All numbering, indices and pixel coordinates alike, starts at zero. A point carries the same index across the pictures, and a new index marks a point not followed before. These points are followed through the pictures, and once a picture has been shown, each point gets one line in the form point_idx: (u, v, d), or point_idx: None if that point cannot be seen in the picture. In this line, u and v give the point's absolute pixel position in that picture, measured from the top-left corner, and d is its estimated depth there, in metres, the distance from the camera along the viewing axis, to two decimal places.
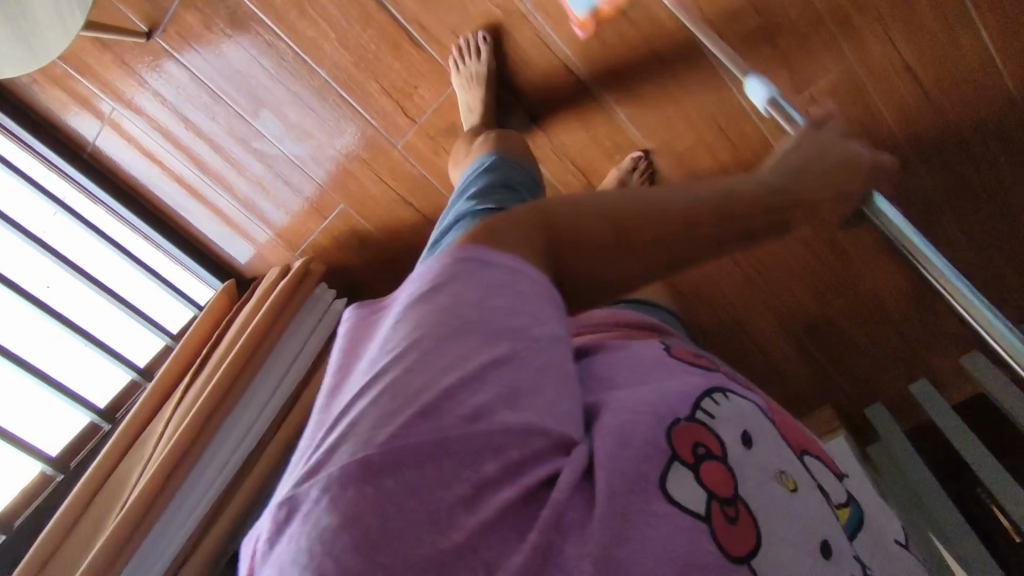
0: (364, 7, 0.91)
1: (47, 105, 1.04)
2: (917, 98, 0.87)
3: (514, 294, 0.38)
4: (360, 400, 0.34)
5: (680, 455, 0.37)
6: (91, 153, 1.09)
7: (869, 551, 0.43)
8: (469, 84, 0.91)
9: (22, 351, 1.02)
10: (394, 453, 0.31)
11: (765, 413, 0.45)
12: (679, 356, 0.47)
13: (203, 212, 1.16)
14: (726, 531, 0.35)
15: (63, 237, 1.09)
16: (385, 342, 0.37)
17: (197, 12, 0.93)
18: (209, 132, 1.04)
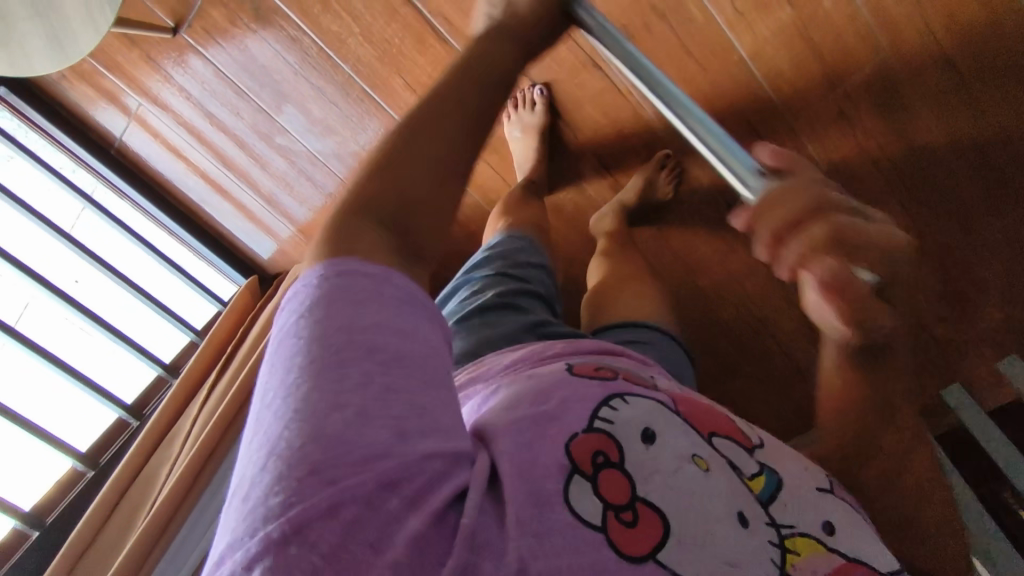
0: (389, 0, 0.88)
1: (76, 100, 1.04)
2: (958, 95, 0.84)
3: (396, 303, 0.34)
4: (253, 469, 0.30)
5: (578, 467, 0.36)
6: (118, 148, 1.10)
7: (793, 507, 0.42)
8: (526, 133, 0.99)
9: (51, 345, 1.04)
10: (294, 520, 0.28)
11: (669, 404, 0.44)
12: (580, 373, 0.45)
13: (227, 208, 1.15)
14: (624, 536, 0.34)
15: (90, 233, 1.10)
16: (270, 386, 0.33)
17: (222, 7, 0.93)
18: (231, 126, 1.04)
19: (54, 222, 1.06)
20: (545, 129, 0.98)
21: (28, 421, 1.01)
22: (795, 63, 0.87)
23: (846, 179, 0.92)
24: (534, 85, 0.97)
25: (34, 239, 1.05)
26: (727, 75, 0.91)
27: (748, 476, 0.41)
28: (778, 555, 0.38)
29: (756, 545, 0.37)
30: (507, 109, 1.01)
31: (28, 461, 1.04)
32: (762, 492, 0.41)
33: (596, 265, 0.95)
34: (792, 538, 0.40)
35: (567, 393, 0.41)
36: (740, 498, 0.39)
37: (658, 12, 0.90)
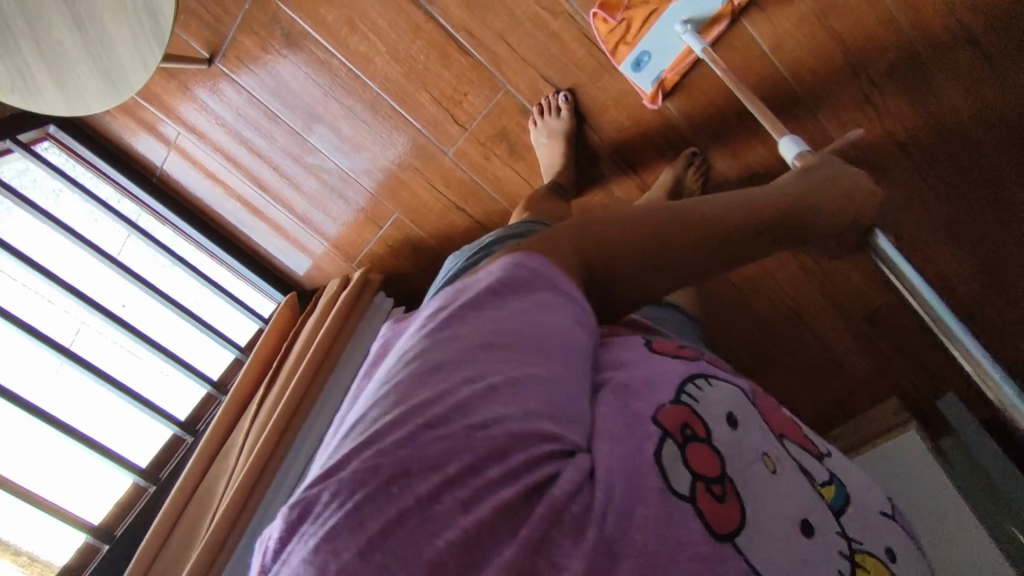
0: (411, 17, 0.93)
1: (122, 132, 1.10)
2: (982, 67, 0.83)
3: (543, 317, 0.41)
4: (376, 409, 0.36)
5: (670, 433, 0.37)
6: (161, 175, 1.16)
7: (863, 525, 0.41)
8: (551, 138, 0.97)
9: (105, 366, 1.07)
10: (401, 460, 0.32)
11: (749, 397, 0.45)
12: (663, 349, 0.47)
13: (262, 227, 1.19)
14: (713, 510, 0.34)
15: (137, 257, 1.15)
16: (413, 350, 0.39)
17: (254, 35, 0.95)
18: (264, 150, 1.07)
19: (103, 249, 1.11)
20: (571, 135, 0.97)
21: (89, 439, 1.03)
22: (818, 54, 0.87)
23: (875, 163, 0.91)
24: (560, 92, 0.97)
25: (84, 267, 1.09)
26: (751, 71, 0.91)
27: (820, 485, 0.41)
28: (849, 562, 0.37)
29: (831, 546, 0.36)
30: (531, 117, 1.00)
31: (90, 477, 1.05)
32: (832, 501, 0.41)
33: None
34: (863, 556, 0.38)
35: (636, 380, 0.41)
36: (817, 502, 0.38)
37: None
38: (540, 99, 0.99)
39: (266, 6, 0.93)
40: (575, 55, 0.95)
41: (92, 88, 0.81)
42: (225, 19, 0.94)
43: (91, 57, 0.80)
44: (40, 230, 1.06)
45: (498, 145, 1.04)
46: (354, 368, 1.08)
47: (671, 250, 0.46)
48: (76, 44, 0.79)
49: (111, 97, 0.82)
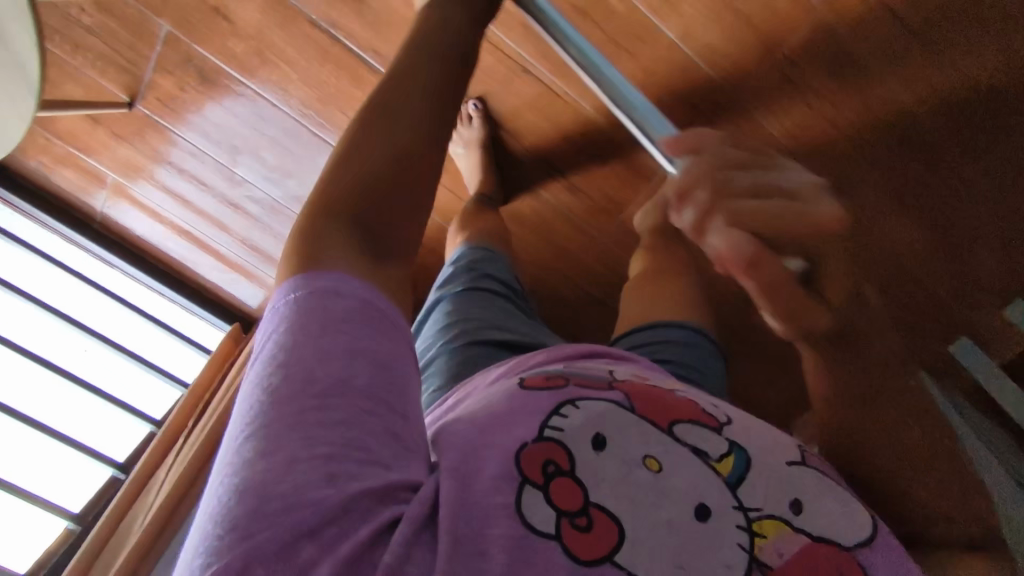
0: (319, 44, 0.96)
1: (61, 182, 1.15)
2: (904, 44, 0.88)
3: (356, 337, 0.42)
4: (222, 489, 0.39)
5: (530, 479, 0.43)
6: (101, 222, 1.21)
7: (761, 488, 0.48)
8: (468, 146, 1.11)
9: (46, 415, 1.09)
10: (235, 550, 0.35)
11: (625, 402, 0.50)
12: (531, 386, 0.52)
13: (207, 260, 1.24)
14: (580, 541, 0.41)
15: (87, 305, 1.20)
16: (244, 413, 0.41)
17: (170, 75, 0.98)
18: (206, 180, 1.11)
19: (52, 304, 1.16)
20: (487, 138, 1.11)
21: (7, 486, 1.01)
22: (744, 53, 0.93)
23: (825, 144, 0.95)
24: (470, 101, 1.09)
25: (32, 321, 1.14)
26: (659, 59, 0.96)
27: (716, 462, 0.48)
28: (746, 537, 0.45)
29: (723, 532, 0.44)
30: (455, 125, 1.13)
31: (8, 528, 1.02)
32: (729, 473, 0.48)
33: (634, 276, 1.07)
34: (759, 521, 0.46)
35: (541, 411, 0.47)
36: (701, 491, 0.45)
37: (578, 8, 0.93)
38: (453, 112, 1.10)
39: (176, 47, 0.96)
40: (486, 68, 1.02)
41: None
42: (139, 62, 0.97)
43: None
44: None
45: None
46: None
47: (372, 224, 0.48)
48: None
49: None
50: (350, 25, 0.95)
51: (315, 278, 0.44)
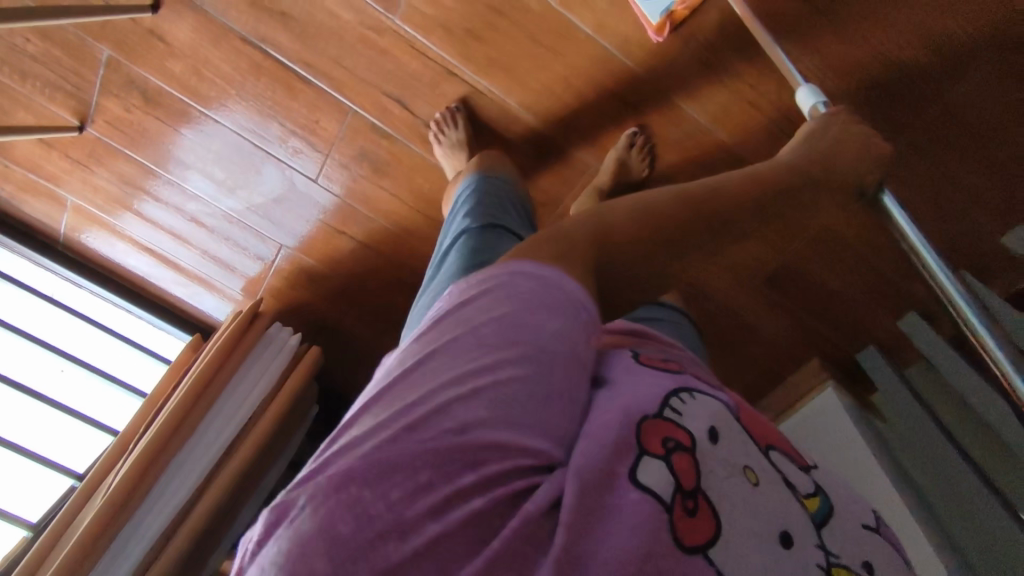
0: (250, 57, 1.07)
1: (27, 207, 1.26)
2: (812, 15, 1.12)
3: (536, 309, 0.46)
4: (370, 417, 0.43)
5: (648, 448, 0.43)
6: (64, 242, 1.32)
7: (840, 539, 0.49)
8: (455, 147, 1.11)
9: (17, 436, 1.25)
10: (368, 471, 0.39)
11: (731, 412, 0.52)
12: (648, 364, 0.54)
13: (170, 274, 1.36)
14: (684, 522, 0.40)
15: (53, 325, 1.33)
16: (412, 354, 0.46)
17: (116, 97, 1.10)
18: (161, 193, 1.21)
19: (26, 329, 1.30)
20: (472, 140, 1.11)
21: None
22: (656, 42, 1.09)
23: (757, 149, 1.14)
24: (452, 105, 1.13)
25: (10, 347, 1.29)
26: (582, 55, 1.09)
27: (804, 498, 0.50)
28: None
29: (804, 560, 0.44)
30: (432, 133, 1.14)
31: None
32: (815, 512, 0.50)
33: None
34: (837, 566, 0.46)
35: (637, 384, 0.49)
36: (789, 519, 0.45)
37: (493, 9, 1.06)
38: (433, 120, 1.14)
39: (118, 69, 1.08)
40: (415, 71, 1.10)
41: None
42: (86, 86, 1.09)
43: None
44: None
45: (361, 164, 1.18)
46: (234, 400, 1.29)
47: (656, 241, 0.54)
48: None
49: None
50: (276, 37, 1.06)
51: (518, 259, 0.49)
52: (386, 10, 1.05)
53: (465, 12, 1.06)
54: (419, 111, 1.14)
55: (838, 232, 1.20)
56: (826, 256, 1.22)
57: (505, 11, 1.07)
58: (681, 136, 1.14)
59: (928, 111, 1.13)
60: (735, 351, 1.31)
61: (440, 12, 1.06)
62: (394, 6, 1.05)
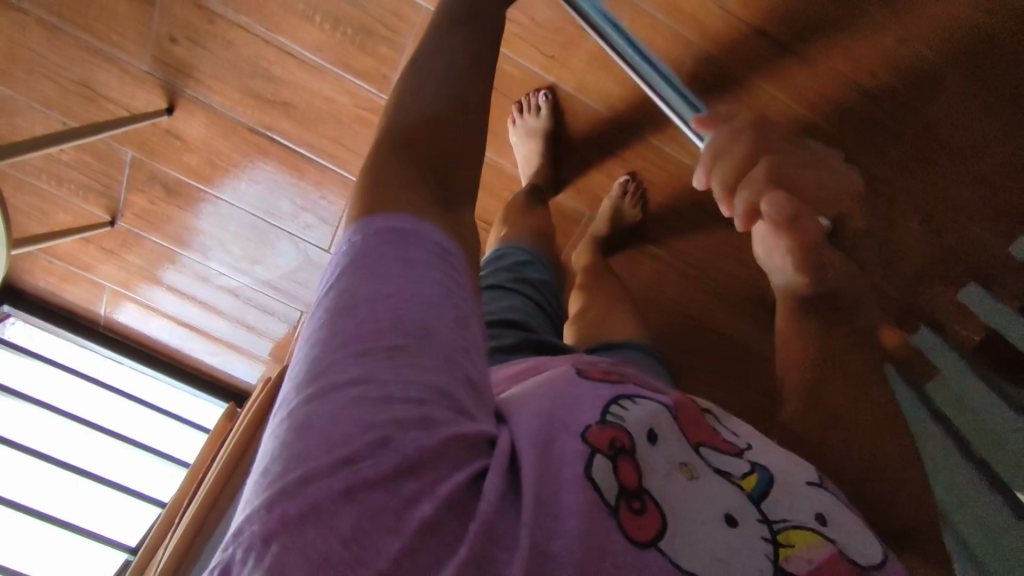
0: (258, 144, 1.18)
1: (70, 295, 1.41)
2: (781, 54, 1.16)
3: (417, 290, 0.44)
4: (278, 447, 0.40)
5: (598, 449, 0.46)
6: (104, 323, 1.47)
7: (788, 503, 0.51)
8: (529, 135, 1.18)
9: (66, 514, 1.35)
10: (308, 503, 0.37)
11: (672, 411, 0.55)
12: (591, 376, 0.56)
13: (202, 344, 1.48)
14: (633, 523, 0.42)
15: (100, 406, 1.47)
16: (299, 370, 0.43)
17: (142, 192, 1.23)
18: (184, 263, 1.33)
19: (76, 412, 1.44)
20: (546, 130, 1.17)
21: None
22: (628, 91, 1.16)
23: None
24: (539, 94, 1.18)
25: (64, 429, 1.42)
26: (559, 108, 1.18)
27: (740, 479, 0.51)
28: (771, 547, 0.46)
29: (750, 538, 0.46)
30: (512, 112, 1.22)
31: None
32: (753, 489, 0.51)
33: (575, 298, 1.17)
34: (787, 531, 0.48)
35: (573, 393, 0.51)
36: (730, 502, 0.48)
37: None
38: (519, 99, 1.20)
39: (142, 167, 1.21)
40: None
41: None
42: (115, 185, 1.23)
43: None
44: (25, 407, 1.40)
45: None
46: None
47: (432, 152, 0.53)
48: None
49: None
50: (280, 124, 1.17)
51: (367, 246, 0.46)
52: (377, 92, 1.15)
53: None
54: None
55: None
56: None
57: None
58: (659, 172, 1.21)
59: (907, 136, 1.18)
60: (742, 378, 1.32)
61: None
62: (385, 86, 1.14)
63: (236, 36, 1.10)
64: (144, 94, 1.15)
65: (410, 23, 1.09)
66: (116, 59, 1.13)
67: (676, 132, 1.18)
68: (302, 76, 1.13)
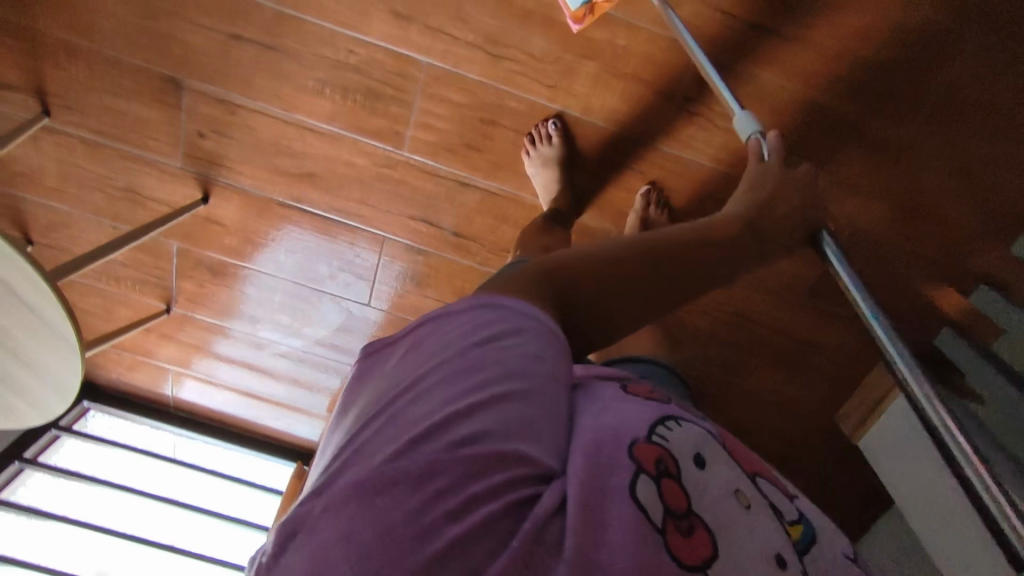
0: (291, 216, 1.26)
1: (138, 384, 1.52)
2: (775, 39, 1.16)
3: (522, 331, 0.50)
4: (370, 438, 0.45)
5: (645, 468, 0.44)
6: (175, 403, 1.57)
7: (826, 562, 0.48)
8: (546, 163, 1.18)
9: None
10: (382, 479, 0.41)
11: (718, 436, 0.53)
12: (635, 392, 0.55)
13: (266, 411, 1.55)
14: (681, 545, 0.42)
15: (182, 483, 1.54)
16: (402, 380, 0.49)
17: (191, 278, 1.33)
18: (235, 333, 1.40)
19: (157, 492, 1.51)
20: (562, 159, 1.18)
21: None
22: (633, 104, 1.18)
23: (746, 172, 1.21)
24: (548, 124, 1.19)
25: (151, 510, 1.49)
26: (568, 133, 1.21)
27: (789, 525, 0.49)
28: None
29: None
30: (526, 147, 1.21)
31: None
32: (799, 538, 0.48)
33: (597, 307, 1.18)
34: None
35: (618, 408, 0.50)
36: (779, 544, 0.45)
37: (486, 121, 1.20)
38: (531, 130, 1.20)
39: (189, 255, 1.30)
40: (425, 190, 1.25)
41: (47, 396, 0.98)
42: (167, 276, 1.33)
43: (46, 382, 0.97)
44: (110, 494, 1.48)
45: (406, 282, 1.33)
46: None
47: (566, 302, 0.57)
48: (18, 367, 0.95)
49: (63, 399, 0.99)
50: (309, 194, 1.25)
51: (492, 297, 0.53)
52: (393, 147, 1.22)
53: (454, 130, 1.20)
54: (445, 223, 1.28)
55: (871, 231, 1.23)
56: (865, 262, 1.24)
57: (488, 119, 1.20)
58: (675, 177, 1.23)
59: (929, 98, 1.16)
60: (798, 367, 1.31)
61: (435, 134, 1.21)
62: (400, 141, 1.21)
63: (255, 120, 1.20)
64: (181, 187, 1.25)
65: (414, 79, 1.17)
66: (152, 161, 1.24)
67: (684, 133, 1.19)
68: (320, 145, 1.21)
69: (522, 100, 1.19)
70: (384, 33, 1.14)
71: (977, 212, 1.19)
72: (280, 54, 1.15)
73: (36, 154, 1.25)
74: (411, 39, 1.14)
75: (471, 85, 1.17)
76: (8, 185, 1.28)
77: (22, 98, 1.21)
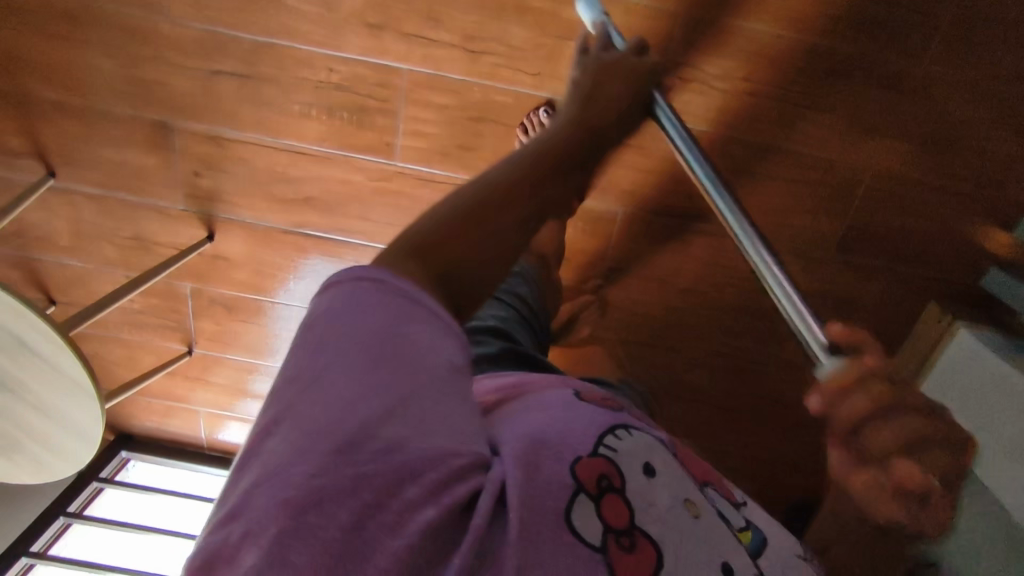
0: (297, 241, 1.27)
1: (172, 430, 1.56)
2: None
3: (427, 315, 0.48)
4: (282, 439, 0.42)
5: (584, 486, 0.47)
6: (210, 445, 1.59)
7: (773, 561, 0.54)
8: None
9: None
10: (313, 498, 0.39)
11: (668, 448, 0.57)
12: (588, 400, 0.58)
13: None
14: (626, 560, 0.44)
15: None
16: (302, 363, 0.45)
17: (208, 316, 1.35)
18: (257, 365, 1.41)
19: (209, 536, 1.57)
20: None
21: None
22: None
23: (749, 131, 1.18)
24: (539, 112, 1.16)
25: None
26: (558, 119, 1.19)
27: (737, 531, 0.54)
28: None
29: None
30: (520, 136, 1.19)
31: None
32: (749, 544, 0.53)
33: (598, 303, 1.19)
34: None
35: (566, 418, 0.53)
36: (726, 551, 0.50)
37: (475, 119, 1.19)
38: (523, 120, 1.18)
39: (202, 294, 1.33)
40: (422, 198, 1.24)
41: (73, 446, 1.01)
42: (184, 318, 1.36)
43: (71, 431, 1.00)
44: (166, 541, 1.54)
45: None
46: None
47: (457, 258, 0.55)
48: (42, 418, 0.99)
49: (89, 446, 1.01)
50: (309, 218, 1.25)
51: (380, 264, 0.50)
52: (387, 159, 1.21)
53: (443, 133, 1.20)
54: None
55: (896, 172, 1.18)
56: (893, 205, 1.19)
57: (475, 117, 1.19)
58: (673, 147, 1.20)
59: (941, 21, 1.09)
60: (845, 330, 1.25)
61: (425, 140, 1.20)
62: (393, 151, 1.21)
63: (248, 151, 1.21)
64: (185, 229, 1.28)
65: (397, 88, 1.16)
66: (155, 206, 1.27)
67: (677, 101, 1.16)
68: (314, 168, 1.22)
69: (507, 93, 1.17)
70: (362, 46, 1.14)
71: (1009, 134, 1.14)
72: (262, 83, 1.16)
73: (47, 215, 1.29)
74: (388, 48, 1.13)
75: (454, 85, 1.16)
76: (25, 249, 1.32)
77: (27, 162, 1.24)
